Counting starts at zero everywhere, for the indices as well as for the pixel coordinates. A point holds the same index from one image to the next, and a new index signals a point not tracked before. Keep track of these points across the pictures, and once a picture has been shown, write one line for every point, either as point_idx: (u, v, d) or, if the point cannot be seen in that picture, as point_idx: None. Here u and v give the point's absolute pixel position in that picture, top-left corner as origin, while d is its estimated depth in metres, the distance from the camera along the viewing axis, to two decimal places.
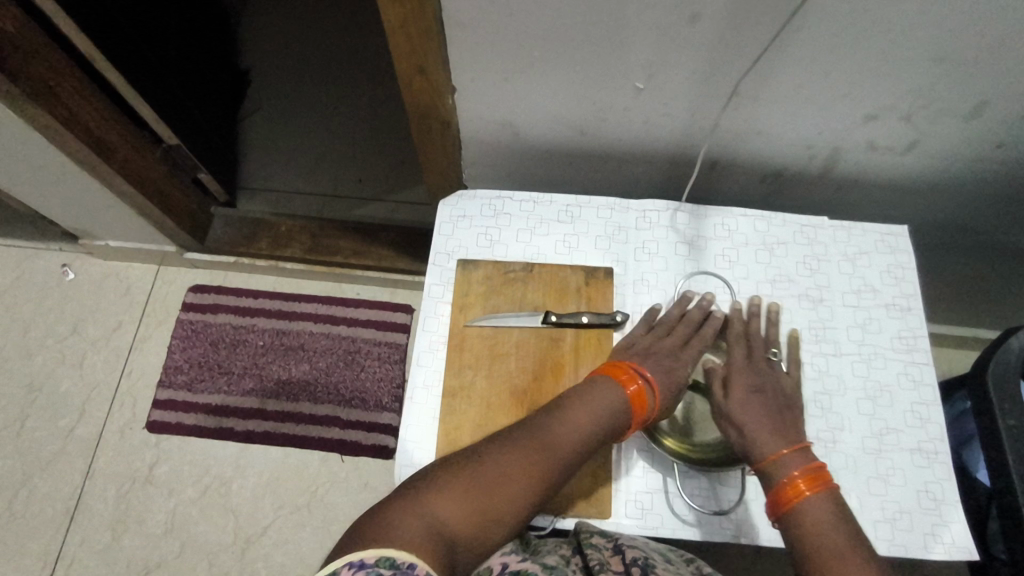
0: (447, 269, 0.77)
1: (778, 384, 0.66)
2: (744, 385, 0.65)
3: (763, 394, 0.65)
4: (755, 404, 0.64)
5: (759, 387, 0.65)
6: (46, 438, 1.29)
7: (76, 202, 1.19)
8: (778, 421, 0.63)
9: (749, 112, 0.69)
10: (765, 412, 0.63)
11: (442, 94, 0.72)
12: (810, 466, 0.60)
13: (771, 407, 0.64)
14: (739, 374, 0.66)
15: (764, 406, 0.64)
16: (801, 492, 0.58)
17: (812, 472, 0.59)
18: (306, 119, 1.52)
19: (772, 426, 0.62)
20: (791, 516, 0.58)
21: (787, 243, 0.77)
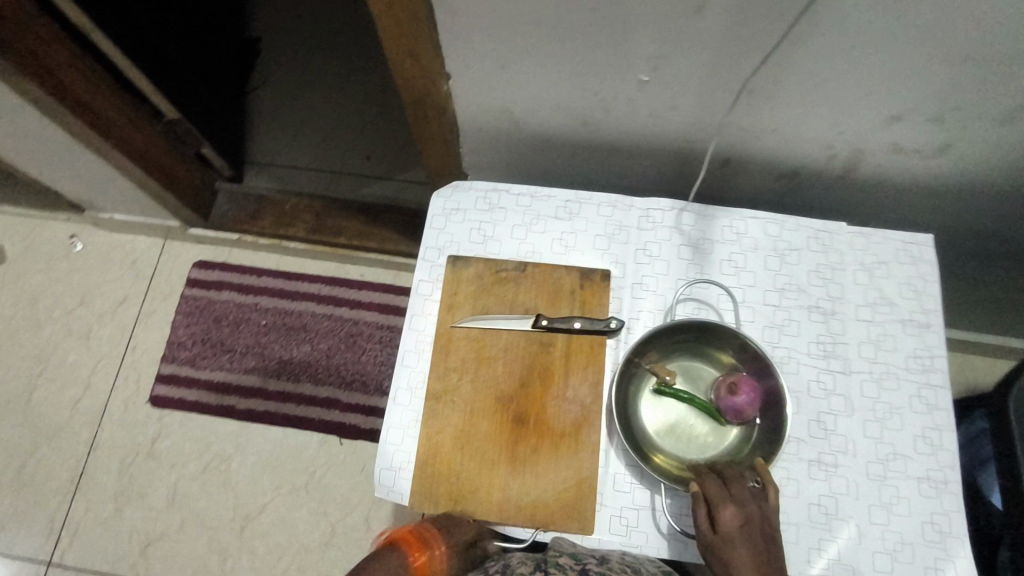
0: (437, 265, 0.74)
1: (765, 505, 0.58)
2: (731, 515, 0.56)
3: (748, 524, 0.56)
4: (739, 537, 0.56)
5: (744, 512, 0.57)
6: (53, 408, 1.32)
7: (79, 176, 1.18)
8: (763, 553, 0.55)
9: (762, 109, 0.64)
10: (748, 544, 0.55)
11: (433, 81, 0.68)
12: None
13: (756, 538, 0.56)
14: (725, 500, 0.57)
15: (750, 539, 0.56)
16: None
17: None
18: (314, 93, 1.48)
19: (758, 560, 0.55)
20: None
21: (800, 249, 0.72)
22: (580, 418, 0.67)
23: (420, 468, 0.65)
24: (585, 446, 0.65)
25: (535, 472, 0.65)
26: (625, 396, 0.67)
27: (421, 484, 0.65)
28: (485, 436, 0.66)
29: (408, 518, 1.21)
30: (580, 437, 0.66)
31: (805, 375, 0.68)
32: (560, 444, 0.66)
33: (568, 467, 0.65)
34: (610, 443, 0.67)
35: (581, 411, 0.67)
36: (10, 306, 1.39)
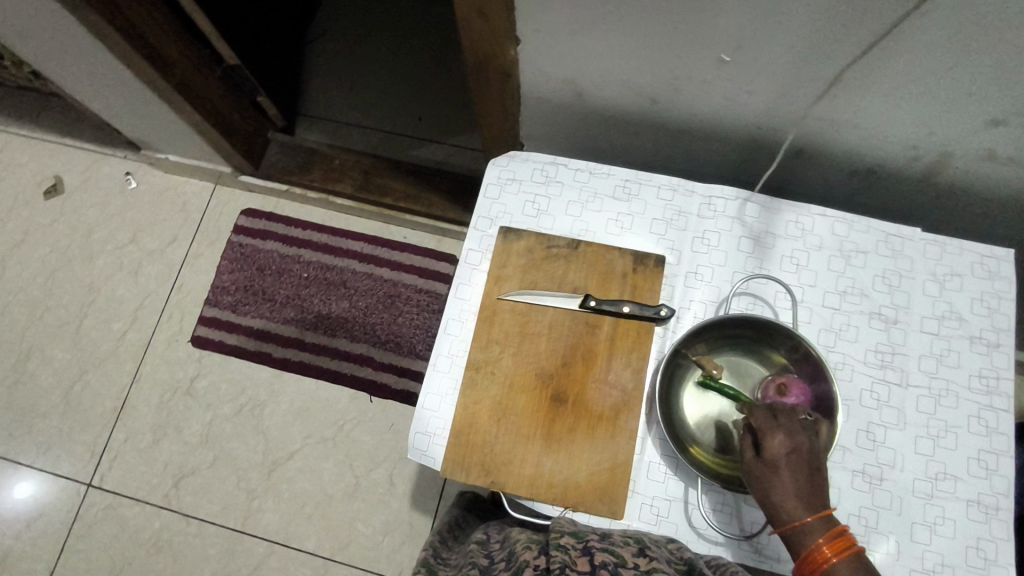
0: (487, 235, 0.73)
1: (814, 437, 0.56)
2: (778, 443, 0.55)
3: (795, 453, 0.55)
4: (785, 465, 0.54)
5: (793, 440, 0.55)
6: (100, 339, 1.36)
7: (139, 114, 1.20)
8: (809, 483, 0.54)
9: (848, 100, 0.60)
10: (794, 473, 0.54)
11: (502, 44, 0.66)
12: (838, 533, 0.52)
13: (802, 468, 0.54)
14: (774, 428, 0.55)
15: (797, 469, 0.54)
16: (827, 562, 0.51)
17: (840, 542, 0.51)
18: (371, 49, 1.47)
19: (803, 490, 0.54)
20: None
21: (867, 253, 0.69)
22: (620, 403, 0.66)
23: (454, 436, 0.65)
24: (622, 432, 0.65)
25: (570, 452, 0.64)
26: (670, 385, 0.65)
27: (455, 452, 0.65)
28: (523, 411, 0.66)
29: (431, 480, 1.23)
30: (618, 422, 0.65)
31: (858, 383, 0.65)
32: (596, 427, 0.65)
33: (603, 451, 0.64)
34: (648, 431, 0.66)
35: (621, 395, 0.66)
36: (66, 236, 1.44)
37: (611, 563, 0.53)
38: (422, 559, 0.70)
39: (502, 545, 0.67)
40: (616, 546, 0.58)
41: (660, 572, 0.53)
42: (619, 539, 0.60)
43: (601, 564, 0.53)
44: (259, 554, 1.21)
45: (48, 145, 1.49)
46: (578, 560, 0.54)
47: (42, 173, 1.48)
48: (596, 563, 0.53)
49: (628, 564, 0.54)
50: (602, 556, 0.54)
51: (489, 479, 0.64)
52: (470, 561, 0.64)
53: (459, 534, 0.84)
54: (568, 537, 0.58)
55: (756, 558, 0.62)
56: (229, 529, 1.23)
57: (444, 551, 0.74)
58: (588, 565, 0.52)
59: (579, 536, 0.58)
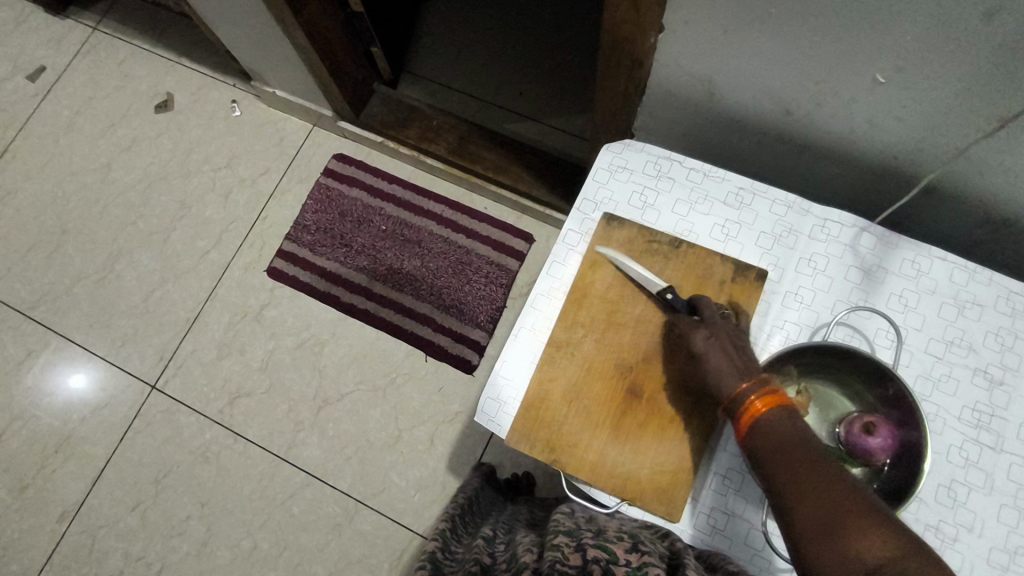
0: (589, 219, 0.72)
1: (732, 328, 0.60)
2: (700, 336, 0.60)
3: (725, 339, 0.59)
4: (712, 350, 0.58)
5: (712, 331, 0.60)
6: (185, 253, 1.44)
7: (260, 45, 1.24)
8: (739, 359, 0.57)
9: (1008, 144, 0.57)
10: (721, 351, 0.58)
11: (645, 29, 0.65)
12: (767, 388, 0.53)
13: (726, 347, 0.58)
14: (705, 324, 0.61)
15: (722, 350, 0.58)
16: (758, 414, 0.52)
17: (769, 394, 0.52)
18: (487, 18, 1.47)
19: (732, 363, 0.57)
20: (754, 436, 0.52)
21: (983, 306, 0.66)
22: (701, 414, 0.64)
23: (524, 408, 0.66)
24: (693, 437, 0.64)
25: (635, 446, 0.64)
26: None
27: (523, 424, 0.66)
28: (596, 397, 0.66)
29: (469, 449, 1.25)
30: (691, 428, 0.64)
31: (948, 437, 0.63)
32: (669, 428, 0.64)
33: (670, 452, 0.64)
34: (717, 443, 0.65)
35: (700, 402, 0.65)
36: (169, 151, 1.51)
37: (602, 559, 0.55)
38: (430, 551, 0.68)
39: (506, 547, 0.69)
40: (610, 541, 0.59)
41: (650, 565, 0.54)
42: (613, 534, 0.61)
43: (591, 559, 0.54)
44: (296, 484, 1.26)
45: (166, 62, 1.56)
46: (570, 556, 0.56)
47: (157, 88, 1.55)
48: (586, 560, 0.55)
49: (620, 559, 0.56)
50: (594, 551, 0.56)
51: (551, 456, 0.64)
52: (476, 553, 0.67)
53: (468, 521, 0.84)
54: (563, 538, 0.60)
55: None
56: (273, 455, 1.28)
57: (453, 543, 0.74)
58: (579, 561, 0.54)
59: (573, 535, 0.61)
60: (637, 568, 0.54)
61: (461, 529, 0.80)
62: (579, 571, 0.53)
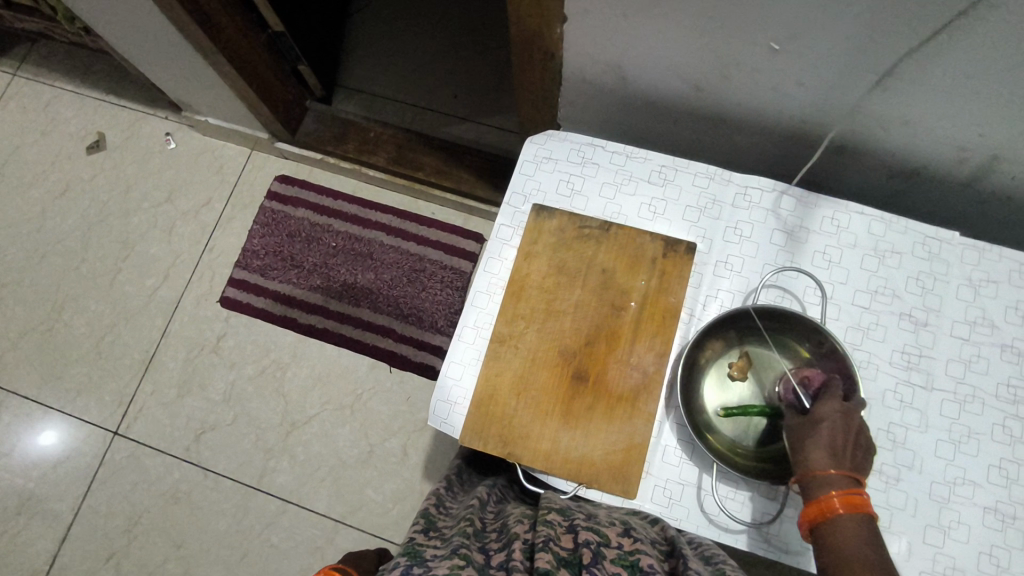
0: (520, 212, 0.73)
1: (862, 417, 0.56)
2: (829, 406, 0.56)
3: (843, 419, 0.55)
4: (828, 424, 0.55)
5: (846, 412, 0.56)
6: (133, 293, 1.41)
7: (183, 75, 1.22)
8: (848, 447, 0.54)
9: (899, 96, 0.59)
10: (830, 435, 0.54)
11: (549, 21, 0.66)
12: (856, 491, 0.52)
13: (842, 431, 0.55)
14: (831, 396, 0.57)
15: (838, 430, 0.55)
16: (834, 511, 0.51)
17: (854, 498, 0.51)
18: (413, 24, 1.47)
19: (837, 448, 0.54)
20: (820, 531, 0.52)
21: (902, 253, 0.68)
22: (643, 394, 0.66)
23: (475, 405, 0.66)
24: (641, 414, 0.65)
25: (586, 430, 0.65)
26: (691, 374, 0.66)
27: (475, 421, 0.66)
28: (543, 386, 0.67)
29: (443, 454, 1.25)
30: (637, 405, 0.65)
31: (883, 382, 0.65)
32: (614, 407, 0.65)
33: (620, 430, 0.65)
34: (665, 416, 0.66)
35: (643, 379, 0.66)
36: (106, 191, 1.48)
37: (594, 541, 0.55)
38: (424, 506, 0.70)
39: (497, 513, 0.69)
40: (601, 525, 0.60)
41: (642, 554, 0.55)
42: (605, 519, 0.62)
43: (584, 541, 0.55)
44: (272, 512, 1.24)
45: (92, 101, 1.52)
46: (562, 536, 0.56)
47: (86, 128, 1.51)
48: (578, 541, 0.55)
49: (611, 544, 0.57)
50: (585, 534, 0.56)
51: (506, 450, 0.65)
52: (465, 515, 0.66)
53: (466, 479, 0.85)
54: (555, 514, 0.60)
55: (761, 548, 0.62)
56: (245, 486, 1.26)
57: (447, 501, 0.75)
58: (571, 543, 0.55)
59: (565, 513, 0.61)
60: (628, 552, 0.56)
61: (458, 487, 0.81)
62: (570, 553, 0.53)
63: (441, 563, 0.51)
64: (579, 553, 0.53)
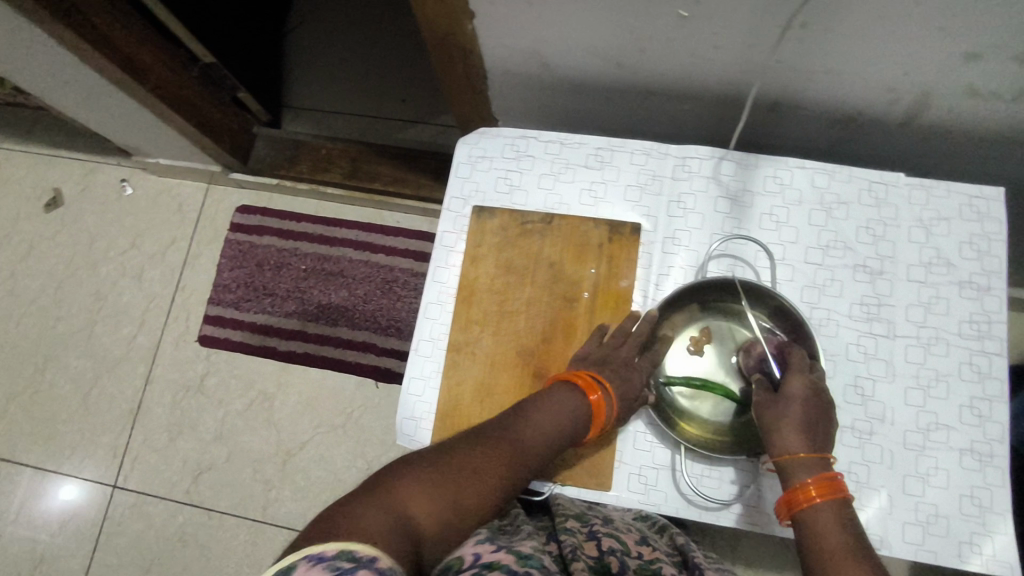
0: (461, 216, 0.71)
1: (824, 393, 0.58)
2: (797, 384, 0.57)
3: (807, 400, 0.57)
4: (796, 405, 0.57)
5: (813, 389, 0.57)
6: (111, 344, 1.40)
7: (123, 121, 1.20)
8: (816, 430, 0.56)
9: (817, 45, 0.58)
10: (799, 418, 0.56)
11: (459, 18, 0.65)
12: (828, 477, 0.54)
13: (811, 412, 0.56)
14: (793, 369, 0.58)
15: (806, 412, 0.56)
16: (810, 500, 0.54)
17: (830, 483, 0.54)
18: (350, 33, 1.45)
19: (808, 433, 0.56)
20: (798, 518, 0.54)
21: (849, 203, 0.67)
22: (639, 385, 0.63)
23: (441, 418, 0.66)
24: None
25: None
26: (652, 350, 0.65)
27: (443, 434, 0.65)
28: (506, 389, 0.66)
29: None
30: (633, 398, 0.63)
31: (844, 337, 0.64)
32: None
33: None
34: None
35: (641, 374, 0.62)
36: (70, 246, 1.46)
37: (617, 549, 0.58)
38: None
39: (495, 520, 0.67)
40: (620, 532, 0.62)
41: (661, 564, 0.58)
42: (622, 525, 0.65)
43: (608, 551, 0.58)
44: (279, 542, 1.24)
45: (43, 158, 1.50)
46: (586, 543, 0.59)
47: (41, 186, 1.50)
48: (603, 549, 0.58)
49: (631, 552, 0.59)
50: (608, 542, 0.59)
51: None
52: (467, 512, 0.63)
53: None
54: (576, 521, 0.63)
55: (743, 522, 0.62)
56: (249, 520, 1.26)
57: None
58: (596, 550, 0.58)
59: (582, 519, 0.63)
60: (648, 562, 0.58)
61: None
62: (597, 561, 0.56)
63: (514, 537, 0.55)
64: (606, 561, 0.56)
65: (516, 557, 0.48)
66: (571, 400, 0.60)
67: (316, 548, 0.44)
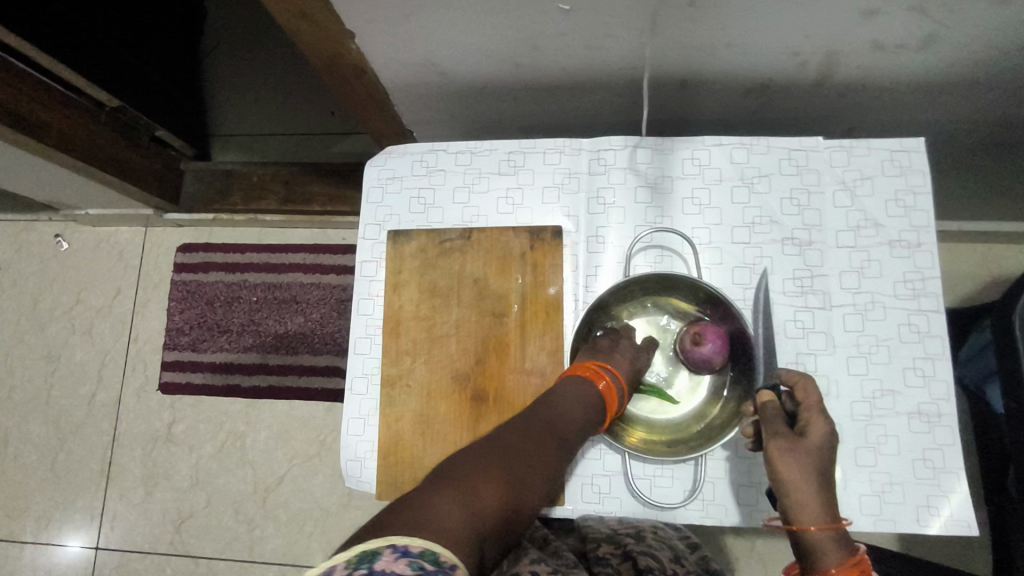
0: (379, 243, 0.69)
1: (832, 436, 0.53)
2: (818, 427, 0.52)
3: (826, 449, 0.51)
4: (818, 454, 0.50)
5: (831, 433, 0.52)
6: (72, 405, 1.36)
7: (39, 178, 1.15)
8: (830, 489, 0.50)
9: (708, 21, 0.55)
10: (823, 476, 0.50)
11: (339, 39, 0.62)
12: (854, 563, 0.47)
13: (826, 464, 0.51)
14: (812, 410, 0.53)
15: (823, 464, 0.50)
16: None
17: (861, 570, 0.47)
18: (266, 50, 1.39)
19: (827, 492, 0.50)
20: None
21: (770, 175, 0.65)
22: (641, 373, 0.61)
23: (383, 457, 0.63)
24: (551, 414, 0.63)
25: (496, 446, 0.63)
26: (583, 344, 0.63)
27: (388, 473, 0.63)
28: (444, 417, 0.63)
29: None
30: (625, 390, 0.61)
31: (780, 314, 0.62)
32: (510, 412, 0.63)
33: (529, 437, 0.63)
34: None
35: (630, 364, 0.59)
36: (13, 310, 1.41)
37: (654, 567, 0.59)
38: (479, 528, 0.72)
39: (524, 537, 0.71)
40: (653, 548, 0.62)
41: None
42: (652, 539, 0.64)
43: (645, 571, 0.58)
44: None
45: None
46: (622, 565, 0.60)
47: None
48: (641, 567, 0.59)
49: (666, 570, 0.60)
50: (645, 561, 0.60)
51: None
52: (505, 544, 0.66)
53: None
54: (608, 544, 0.63)
55: (705, 518, 0.60)
56: (238, 563, 1.23)
57: None
58: (635, 569, 0.59)
59: (614, 539, 0.64)
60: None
61: None
62: None
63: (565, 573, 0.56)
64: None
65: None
66: (580, 388, 0.58)
67: (400, 540, 0.41)
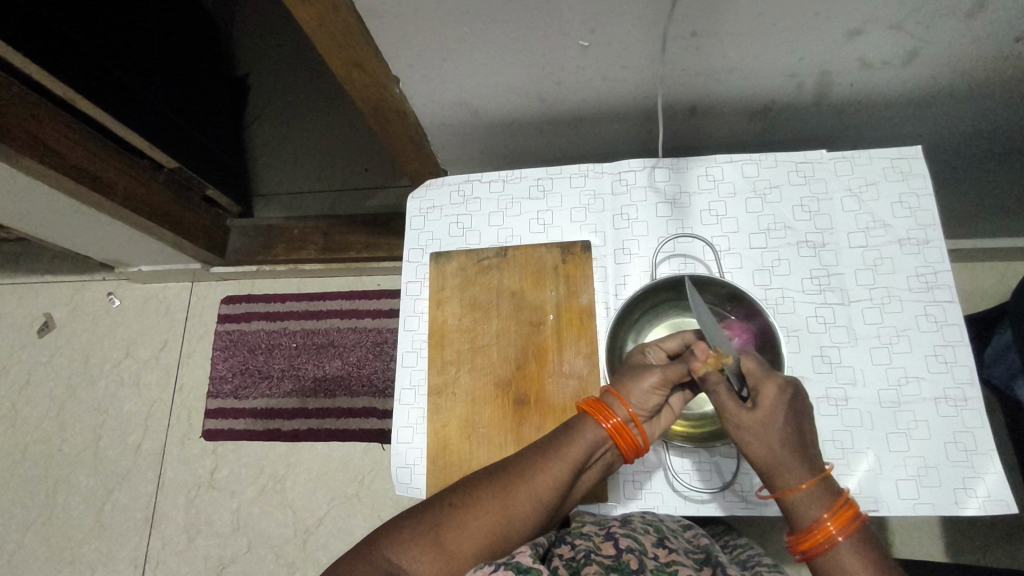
0: (421, 265, 0.75)
1: (791, 400, 0.53)
2: (770, 392, 0.52)
3: (779, 410, 0.52)
4: (769, 417, 0.52)
5: (783, 399, 0.52)
6: (118, 455, 1.40)
7: (101, 238, 1.25)
8: (797, 448, 0.51)
9: (712, 50, 0.63)
10: (788, 438, 0.51)
11: (385, 84, 0.70)
12: (841, 504, 0.49)
13: (782, 426, 0.51)
14: (761, 378, 0.53)
15: (780, 425, 0.51)
16: (830, 537, 0.48)
17: (843, 513, 0.49)
18: (304, 116, 1.52)
19: (796, 451, 0.51)
20: (817, 562, 0.49)
21: (780, 186, 0.70)
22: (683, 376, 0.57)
23: (432, 462, 0.67)
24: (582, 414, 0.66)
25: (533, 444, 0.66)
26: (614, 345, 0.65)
27: (436, 479, 0.66)
28: (490, 421, 0.67)
29: None
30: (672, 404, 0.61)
31: (801, 312, 0.66)
32: (547, 415, 0.66)
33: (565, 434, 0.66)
34: None
35: (655, 371, 0.58)
36: (66, 366, 1.48)
37: (635, 548, 0.54)
38: None
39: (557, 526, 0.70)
40: (637, 532, 0.57)
41: (681, 564, 0.53)
42: (640, 525, 0.59)
43: (625, 549, 0.54)
44: None
45: (28, 287, 1.54)
46: (602, 545, 0.55)
47: (31, 314, 1.52)
48: (620, 548, 0.54)
49: (648, 553, 0.55)
50: (625, 541, 0.55)
51: None
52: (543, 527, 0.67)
53: None
54: (593, 526, 0.60)
55: (743, 508, 0.62)
56: None
57: None
58: (613, 549, 0.54)
59: (601, 524, 0.60)
60: (664, 566, 0.53)
61: None
62: (615, 560, 0.53)
63: (523, 550, 0.51)
64: (623, 560, 0.53)
65: (514, 572, 0.47)
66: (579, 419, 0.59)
67: None
